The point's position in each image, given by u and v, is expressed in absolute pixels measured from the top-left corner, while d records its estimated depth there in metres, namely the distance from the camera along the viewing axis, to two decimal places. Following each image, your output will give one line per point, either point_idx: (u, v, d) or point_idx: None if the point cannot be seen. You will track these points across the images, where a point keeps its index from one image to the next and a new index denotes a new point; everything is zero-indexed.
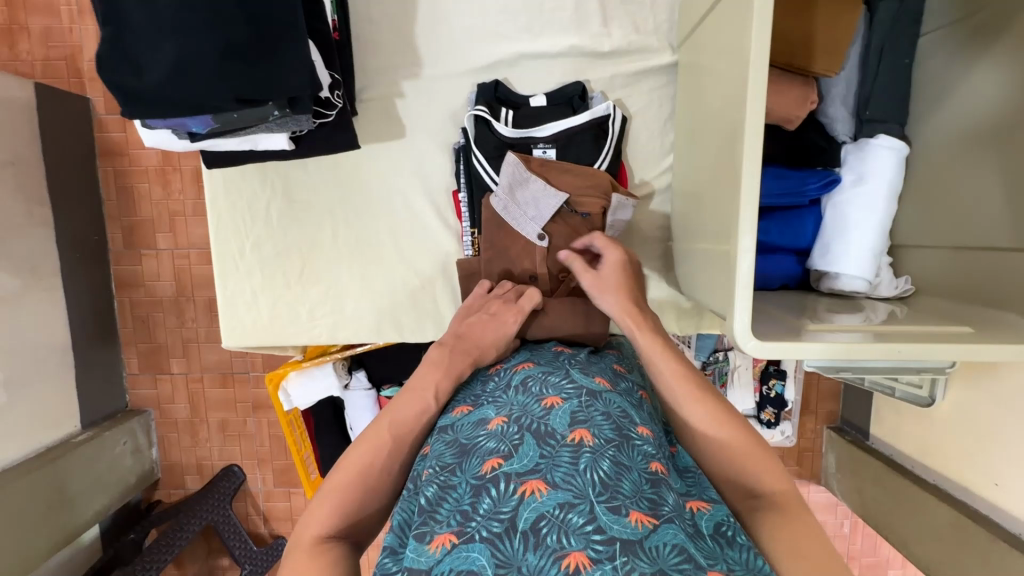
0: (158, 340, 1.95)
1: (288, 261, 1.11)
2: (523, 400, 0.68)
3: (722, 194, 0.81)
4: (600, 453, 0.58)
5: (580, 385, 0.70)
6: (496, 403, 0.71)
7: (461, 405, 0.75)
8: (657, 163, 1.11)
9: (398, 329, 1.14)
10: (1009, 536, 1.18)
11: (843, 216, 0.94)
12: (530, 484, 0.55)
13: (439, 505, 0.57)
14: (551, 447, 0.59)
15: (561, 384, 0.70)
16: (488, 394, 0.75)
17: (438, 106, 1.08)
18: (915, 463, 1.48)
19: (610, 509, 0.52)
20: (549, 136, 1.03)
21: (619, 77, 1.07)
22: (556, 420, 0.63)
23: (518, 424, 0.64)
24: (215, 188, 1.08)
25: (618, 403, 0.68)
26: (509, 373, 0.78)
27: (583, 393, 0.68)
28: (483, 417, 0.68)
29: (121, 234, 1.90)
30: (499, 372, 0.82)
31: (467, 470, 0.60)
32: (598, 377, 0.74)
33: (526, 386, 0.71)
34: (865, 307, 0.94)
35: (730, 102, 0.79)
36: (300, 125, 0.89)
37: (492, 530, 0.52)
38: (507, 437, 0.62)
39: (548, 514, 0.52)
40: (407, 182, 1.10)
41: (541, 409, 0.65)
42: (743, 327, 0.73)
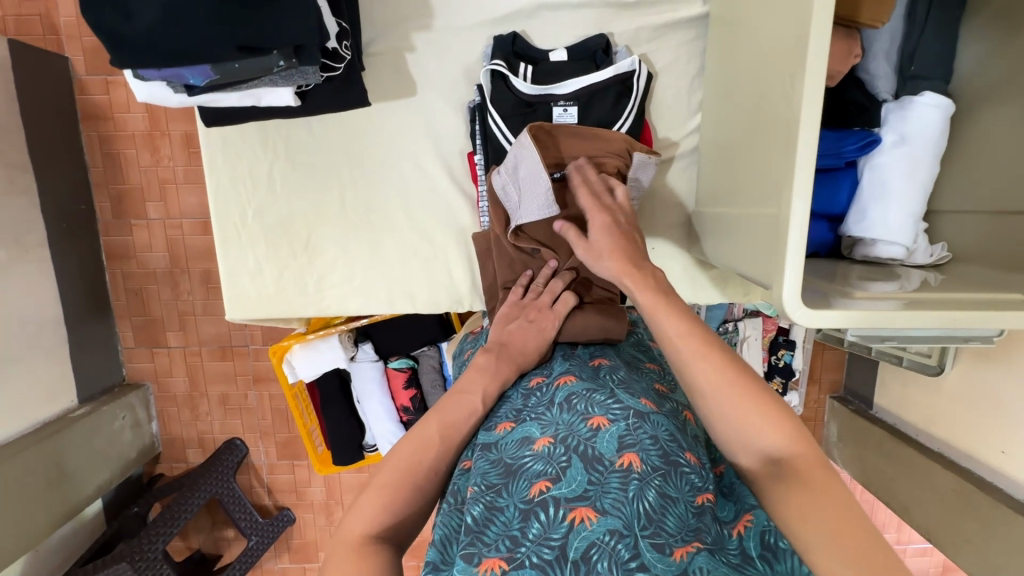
0: (153, 313, 1.89)
1: (293, 229, 1.05)
2: (568, 419, 0.69)
3: (768, 166, 0.76)
4: (647, 481, 0.61)
5: (626, 405, 0.70)
6: (540, 420, 0.72)
7: (504, 419, 0.75)
8: (684, 124, 1.04)
9: (410, 300, 1.10)
10: (1013, 502, 1.19)
11: (882, 179, 0.89)
12: (579, 511, 0.59)
13: (486, 525, 0.60)
14: (600, 473, 0.62)
15: (606, 403, 0.71)
16: (530, 409, 0.75)
17: (451, 61, 1.00)
18: (919, 432, 1.48)
19: (654, 545, 0.56)
20: (571, 94, 0.96)
21: (644, 30, 0.99)
22: (603, 443, 0.65)
23: (565, 446, 0.66)
24: (212, 150, 1.01)
25: (666, 425, 0.68)
26: (551, 388, 0.77)
27: (630, 415, 0.68)
28: (527, 435, 0.70)
29: (109, 202, 1.81)
30: (540, 387, 0.79)
31: (515, 492, 0.63)
32: (645, 398, 0.73)
33: (571, 404, 0.72)
34: (899, 275, 0.90)
35: (775, 82, 0.74)
36: (307, 79, 0.81)
37: (542, 557, 0.56)
38: (554, 460, 0.64)
39: (598, 542, 0.56)
40: (418, 144, 1.03)
41: (588, 430, 0.67)
42: (792, 294, 0.69)
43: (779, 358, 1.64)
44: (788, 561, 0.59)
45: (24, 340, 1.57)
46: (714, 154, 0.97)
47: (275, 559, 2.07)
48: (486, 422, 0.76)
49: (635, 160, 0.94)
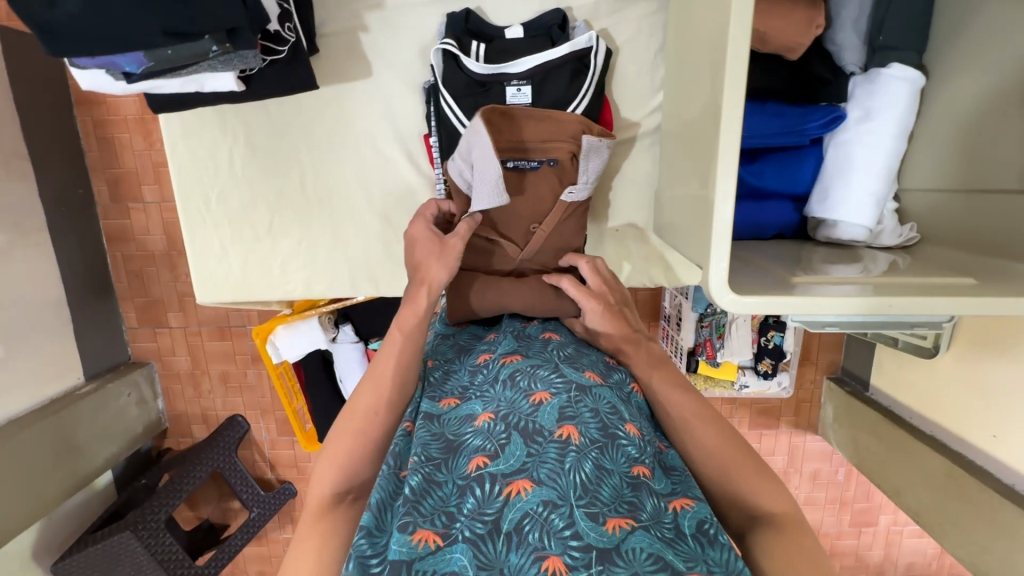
0: (154, 294, 1.94)
1: (256, 213, 1.06)
2: (511, 395, 0.72)
3: (704, 144, 0.73)
4: (585, 453, 0.64)
5: (569, 379, 0.74)
6: (484, 397, 0.74)
7: (449, 395, 0.77)
8: (645, 102, 1.01)
9: (375, 284, 1.10)
10: (1002, 487, 1.17)
11: (846, 157, 0.85)
12: (515, 485, 0.61)
13: (423, 497, 0.62)
14: (538, 445, 0.65)
15: (549, 378, 0.74)
16: (476, 387, 0.77)
17: (408, 40, 0.98)
18: (912, 414, 1.45)
19: (588, 515, 0.58)
20: (524, 72, 0.93)
21: (604, 3, 0.96)
22: (544, 417, 0.68)
23: (505, 422, 0.68)
24: (173, 135, 1.02)
25: (607, 398, 0.73)
26: (496, 365, 0.79)
27: (572, 388, 0.73)
28: (470, 411, 0.72)
29: (105, 186, 1.85)
30: (487, 363, 0.81)
31: (453, 469, 0.65)
32: (589, 372, 0.77)
33: (514, 381, 0.74)
34: (863, 257, 0.88)
35: (714, 50, 0.71)
36: (248, 63, 0.81)
37: (476, 531, 0.58)
38: (493, 436, 0.67)
39: (531, 513, 0.58)
40: (376, 126, 1.02)
41: (529, 406, 0.70)
42: (720, 282, 0.67)
43: (768, 339, 1.61)
44: (722, 553, 0.58)
45: (25, 321, 1.63)
46: (672, 133, 0.94)
47: (279, 529, 2.16)
48: (431, 394, 0.77)
49: (585, 143, 0.93)
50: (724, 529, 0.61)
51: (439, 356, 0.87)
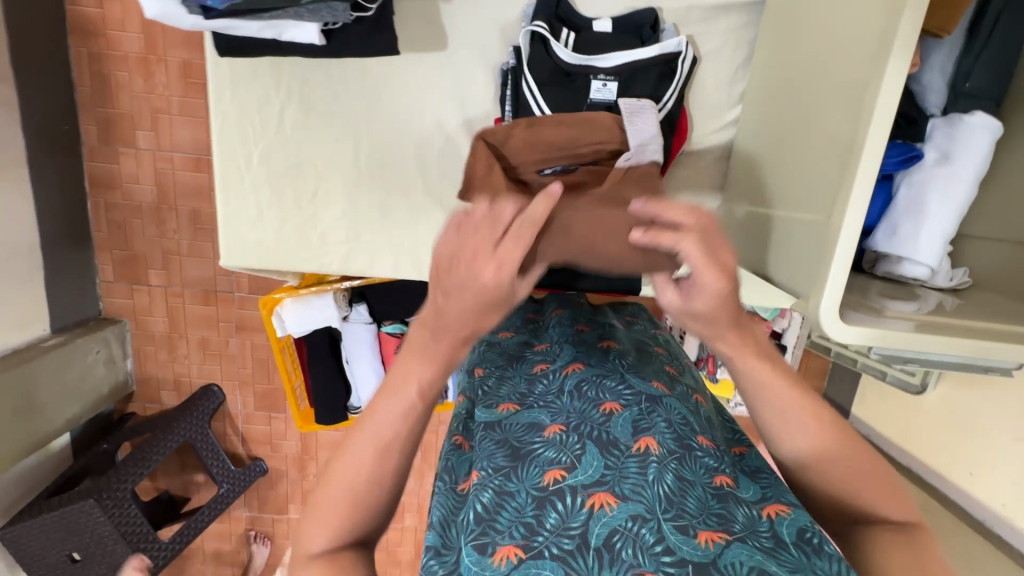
0: (136, 248, 1.80)
1: (302, 177, 0.99)
2: (579, 405, 0.66)
3: (824, 160, 0.72)
4: (666, 464, 0.58)
5: (638, 390, 0.68)
6: (550, 406, 0.67)
7: (506, 401, 0.69)
8: (721, 116, 1.00)
9: (417, 267, 1.05)
10: (976, 523, 1.23)
11: (921, 198, 0.86)
12: (598, 498, 0.55)
13: (498, 513, 0.55)
14: (616, 458, 0.59)
15: (617, 388, 0.68)
16: (537, 395, 0.70)
17: (485, 16, 0.93)
18: (891, 445, 1.51)
19: (679, 528, 0.52)
20: (612, 68, 0.90)
21: (695, 10, 0.94)
22: (617, 428, 0.62)
23: (577, 433, 0.62)
24: (221, 80, 0.94)
25: (678, 408, 0.66)
26: (558, 376, 0.72)
27: (643, 399, 0.66)
28: (536, 420, 0.65)
29: (95, 125, 1.69)
30: (542, 370, 0.75)
31: (525, 478, 0.58)
32: (656, 381, 0.70)
33: (580, 391, 0.68)
34: (919, 296, 0.89)
35: (843, 61, 0.70)
36: (336, 16, 0.74)
37: (563, 547, 0.51)
38: (567, 447, 0.60)
39: (620, 530, 0.52)
40: (444, 102, 0.97)
41: (601, 416, 0.64)
42: (830, 310, 0.66)
43: None
44: (831, 562, 0.51)
45: None
46: (751, 150, 0.93)
47: (244, 507, 2.06)
48: (485, 402, 0.70)
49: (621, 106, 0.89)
50: (827, 537, 0.54)
51: (488, 363, 0.78)
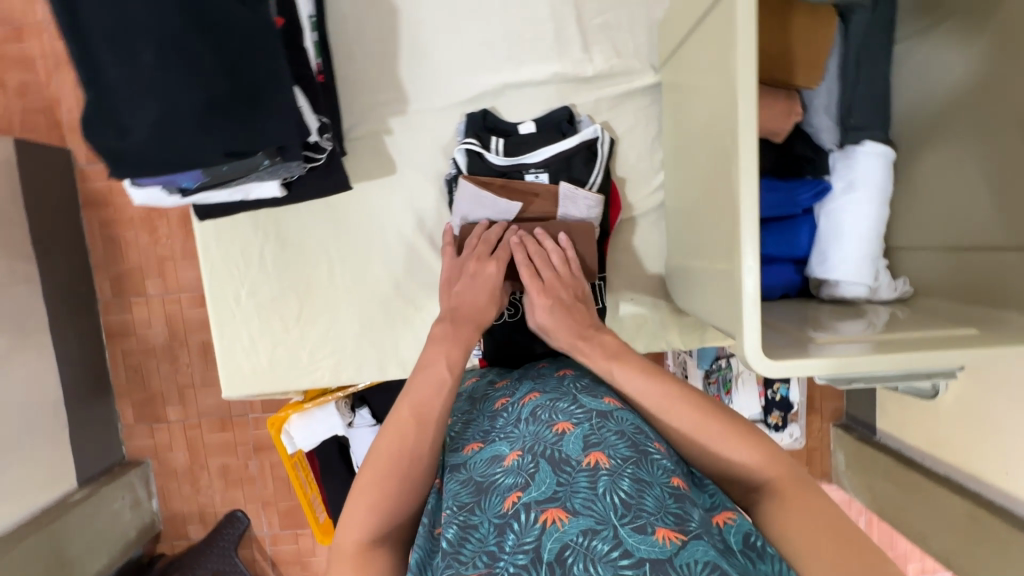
0: (152, 388, 1.90)
1: (287, 305, 1.10)
2: (534, 429, 0.70)
3: (717, 203, 0.82)
4: (619, 472, 0.61)
5: (589, 408, 0.72)
6: (509, 436, 0.71)
7: (471, 442, 0.75)
8: (649, 182, 1.10)
9: (401, 365, 1.12)
10: None
11: (837, 224, 0.95)
12: (551, 514, 0.58)
13: (462, 544, 0.59)
14: (568, 474, 0.62)
15: (570, 409, 0.72)
16: (498, 429, 0.75)
17: (427, 140, 1.08)
18: (925, 456, 1.42)
19: (635, 529, 0.55)
20: (541, 162, 1.03)
21: (604, 100, 1.07)
22: (569, 446, 0.65)
23: (532, 453, 0.66)
24: (206, 239, 1.07)
25: (630, 419, 0.70)
26: (516, 407, 0.77)
27: (593, 416, 0.70)
28: (497, 452, 0.69)
29: (109, 283, 1.85)
30: (506, 407, 0.79)
31: (487, 509, 0.62)
32: (607, 398, 0.75)
33: (536, 416, 0.72)
34: (867, 312, 0.94)
35: (716, 118, 0.80)
36: (292, 171, 0.89)
37: (518, 563, 0.54)
38: (523, 469, 0.64)
39: (571, 544, 0.55)
40: (402, 217, 1.09)
41: (553, 435, 0.67)
42: (754, 347, 0.73)
43: (775, 391, 1.62)
44: (774, 564, 0.56)
45: (19, 428, 1.53)
46: (678, 208, 1.02)
47: None
48: (454, 446, 0.75)
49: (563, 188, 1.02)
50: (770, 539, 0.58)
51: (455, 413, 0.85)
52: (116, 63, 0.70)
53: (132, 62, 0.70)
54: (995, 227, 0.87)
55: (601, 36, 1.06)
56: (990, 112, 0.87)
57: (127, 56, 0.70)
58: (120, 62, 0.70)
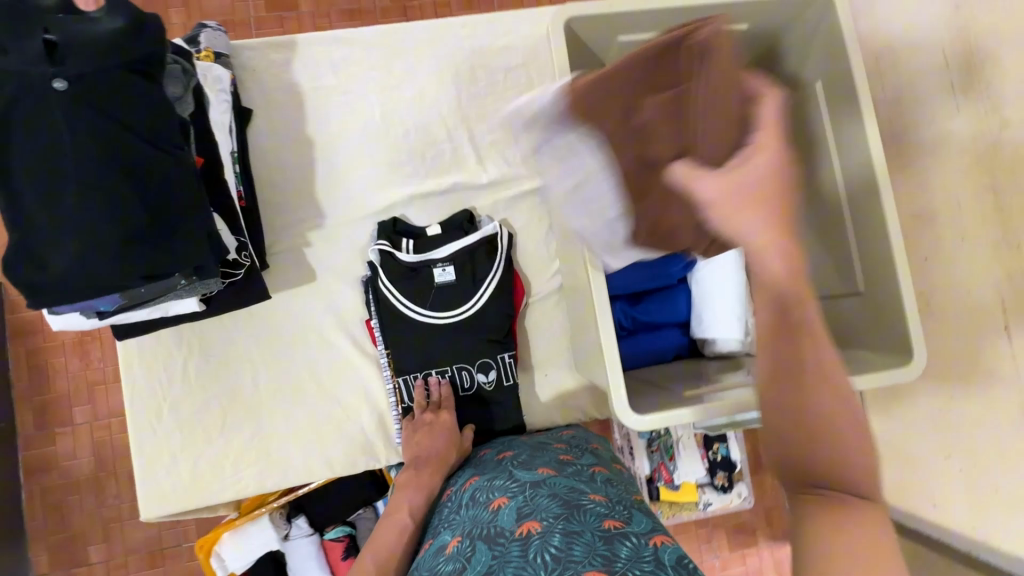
0: (74, 527, 1.76)
1: (209, 416, 1.11)
2: (473, 512, 0.77)
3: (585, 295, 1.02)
4: (550, 531, 0.66)
5: (523, 481, 0.80)
6: (451, 525, 0.79)
7: (428, 542, 0.81)
8: (548, 268, 1.24)
9: (329, 465, 1.14)
10: (962, 554, 1.07)
11: (705, 290, 1.10)
12: None
13: None
14: (502, 545, 0.67)
15: (505, 485, 0.80)
16: (444, 521, 0.83)
17: (345, 248, 1.19)
18: None
19: None
20: (446, 256, 1.14)
21: (500, 202, 1.23)
22: (504, 518, 0.72)
23: (469, 537, 0.72)
24: (129, 359, 1.10)
25: (561, 482, 0.78)
26: (460, 494, 0.87)
27: (526, 487, 0.77)
28: (441, 543, 0.76)
29: (31, 415, 1.77)
30: (452, 495, 0.90)
31: None
32: (540, 468, 0.84)
33: (474, 500, 0.81)
34: (747, 364, 1.04)
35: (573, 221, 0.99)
36: (210, 287, 0.95)
37: None
38: (460, 553, 0.69)
39: None
40: (323, 318, 1.17)
41: (490, 513, 0.75)
42: (622, 404, 0.82)
43: (716, 452, 1.65)
44: None
45: None
46: (570, 287, 1.15)
47: None
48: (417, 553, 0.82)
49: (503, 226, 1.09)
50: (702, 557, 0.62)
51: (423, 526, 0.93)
52: (46, 208, 0.79)
53: (61, 206, 0.79)
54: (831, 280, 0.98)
55: (492, 152, 1.25)
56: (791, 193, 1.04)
57: (56, 202, 0.79)
58: (51, 206, 0.79)
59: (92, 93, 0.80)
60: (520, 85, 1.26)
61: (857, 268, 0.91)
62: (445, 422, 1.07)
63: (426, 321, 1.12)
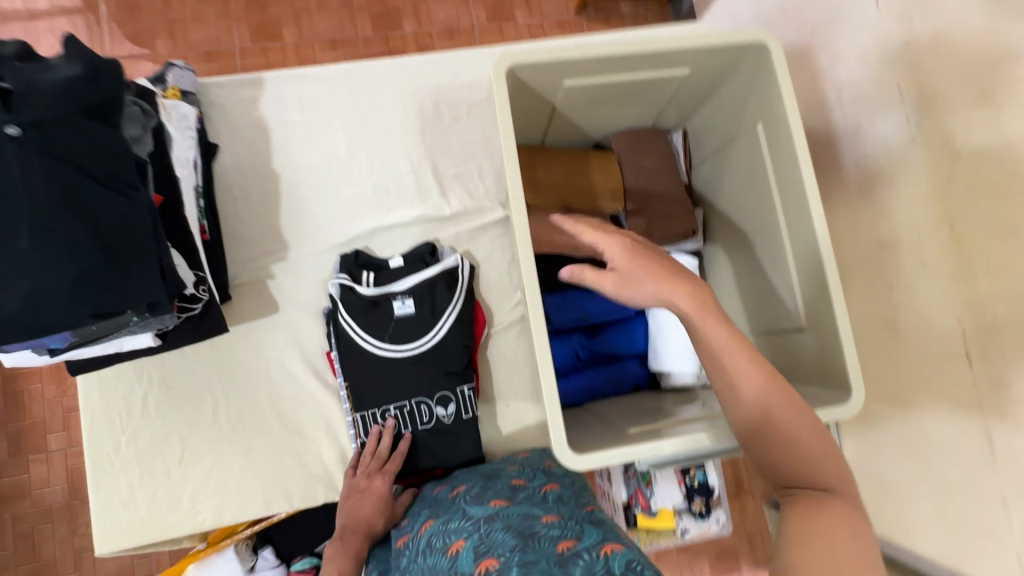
0: (45, 556, 1.71)
1: (168, 449, 1.11)
2: (432, 559, 0.79)
3: None
4: (507, 565, 0.67)
5: (476, 518, 0.82)
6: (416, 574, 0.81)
7: None
8: (510, 298, 1.25)
9: (287, 498, 1.13)
10: None
11: (661, 322, 1.12)
12: None
13: None
14: None
15: (459, 528, 0.82)
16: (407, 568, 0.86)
17: (308, 280, 1.20)
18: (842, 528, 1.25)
19: None
20: (405, 289, 1.15)
21: (462, 234, 1.25)
22: (462, 561, 0.74)
23: None
24: (89, 392, 1.10)
25: (514, 513, 0.80)
26: (418, 540, 0.89)
27: (479, 523, 0.80)
28: None
29: (6, 442, 1.73)
30: (410, 541, 0.92)
31: None
32: (493, 501, 0.87)
33: (431, 545, 0.83)
34: (701, 396, 1.06)
35: None
36: (165, 322, 0.96)
37: None
38: None
39: None
40: (284, 349, 1.18)
41: (448, 559, 0.77)
42: (562, 443, 0.80)
43: (693, 476, 1.60)
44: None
45: None
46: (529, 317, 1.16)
47: None
48: None
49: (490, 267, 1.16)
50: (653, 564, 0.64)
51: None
52: None
53: (10, 248, 0.81)
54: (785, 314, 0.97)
55: (456, 184, 1.27)
56: (745, 229, 1.05)
57: (6, 244, 0.81)
58: (0, 248, 0.81)
59: (45, 139, 0.82)
60: (484, 119, 1.29)
61: (802, 306, 0.92)
62: (381, 479, 1.06)
63: (384, 353, 1.13)
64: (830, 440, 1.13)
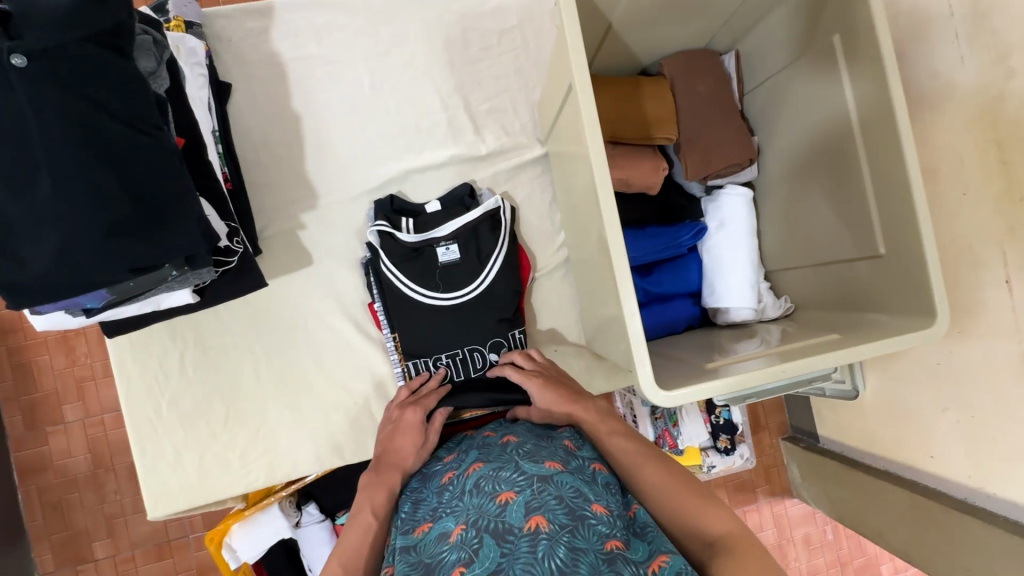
0: (76, 525, 1.66)
1: (212, 411, 1.08)
2: (477, 501, 0.71)
3: (598, 271, 0.97)
4: (556, 540, 0.62)
5: (530, 473, 0.73)
6: (455, 511, 0.72)
7: (421, 522, 0.75)
8: (552, 241, 1.19)
9: (339, 453, 1.11)
10: None
11: (718, 258, 1.08)
12: None
13: None
14: (511, 542, 0.64)
15: (512, 477, 0.73)
16: (445, 503, 0.76)
17: (340, 229, 1.13)
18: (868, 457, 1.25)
19: None
20: (449, 234, 1.09)
21: (500, 174, 1.18)
22: (512, 514, 0.67)
23: (477, 527, 0.67)
24: (123, 357, 1.05)
25: (570, 482, 0.71)
26: (462, 478, 0.78)
27: (535, 480, 0.71)
28: (444, 529, 0.70)
29: (20, 414, 1.66)
30: (452, 478, 0.80)
31: None
32: (548, 462, 0.75)
33: (480, 487, 0.73)
34: (760, 331, 1.04)
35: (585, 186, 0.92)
36: (202, 277, 0.90)
37: None
38: (468, 543, 0.66)
39: None
40: (322, 303, 1.12)
41: (496, 507, 0.69)
42: (649, 384, 0.79)
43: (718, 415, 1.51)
44: None
45: None
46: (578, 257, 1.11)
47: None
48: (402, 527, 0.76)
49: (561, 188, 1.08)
50: None
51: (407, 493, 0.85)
52: (15, 200, 0.72)
53: (31, 198, 0.73)
54: (855, 241, 0.93)
55: (490, 121, 1.19)
56: (810, 154, 0.99)
57: (26, 193, 0.72)
58: (20, 198, 0.72)
59: (55, 70, 0.72)
60: (516, 48, 1.19)
61: (878, 229, 0.88)
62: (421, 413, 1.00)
63: (429, 301, 1.08)
64: (854, 381, 1.14)
